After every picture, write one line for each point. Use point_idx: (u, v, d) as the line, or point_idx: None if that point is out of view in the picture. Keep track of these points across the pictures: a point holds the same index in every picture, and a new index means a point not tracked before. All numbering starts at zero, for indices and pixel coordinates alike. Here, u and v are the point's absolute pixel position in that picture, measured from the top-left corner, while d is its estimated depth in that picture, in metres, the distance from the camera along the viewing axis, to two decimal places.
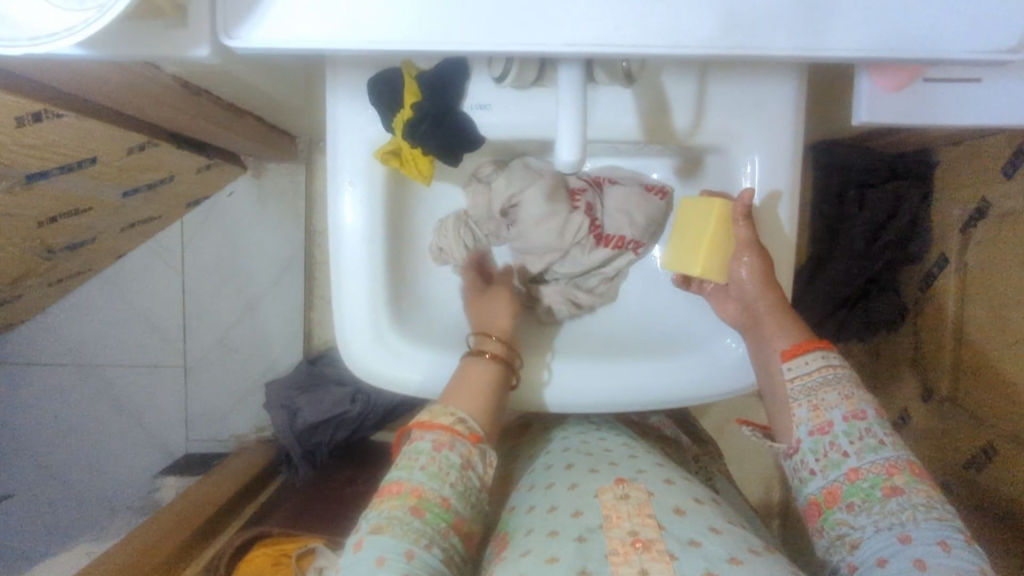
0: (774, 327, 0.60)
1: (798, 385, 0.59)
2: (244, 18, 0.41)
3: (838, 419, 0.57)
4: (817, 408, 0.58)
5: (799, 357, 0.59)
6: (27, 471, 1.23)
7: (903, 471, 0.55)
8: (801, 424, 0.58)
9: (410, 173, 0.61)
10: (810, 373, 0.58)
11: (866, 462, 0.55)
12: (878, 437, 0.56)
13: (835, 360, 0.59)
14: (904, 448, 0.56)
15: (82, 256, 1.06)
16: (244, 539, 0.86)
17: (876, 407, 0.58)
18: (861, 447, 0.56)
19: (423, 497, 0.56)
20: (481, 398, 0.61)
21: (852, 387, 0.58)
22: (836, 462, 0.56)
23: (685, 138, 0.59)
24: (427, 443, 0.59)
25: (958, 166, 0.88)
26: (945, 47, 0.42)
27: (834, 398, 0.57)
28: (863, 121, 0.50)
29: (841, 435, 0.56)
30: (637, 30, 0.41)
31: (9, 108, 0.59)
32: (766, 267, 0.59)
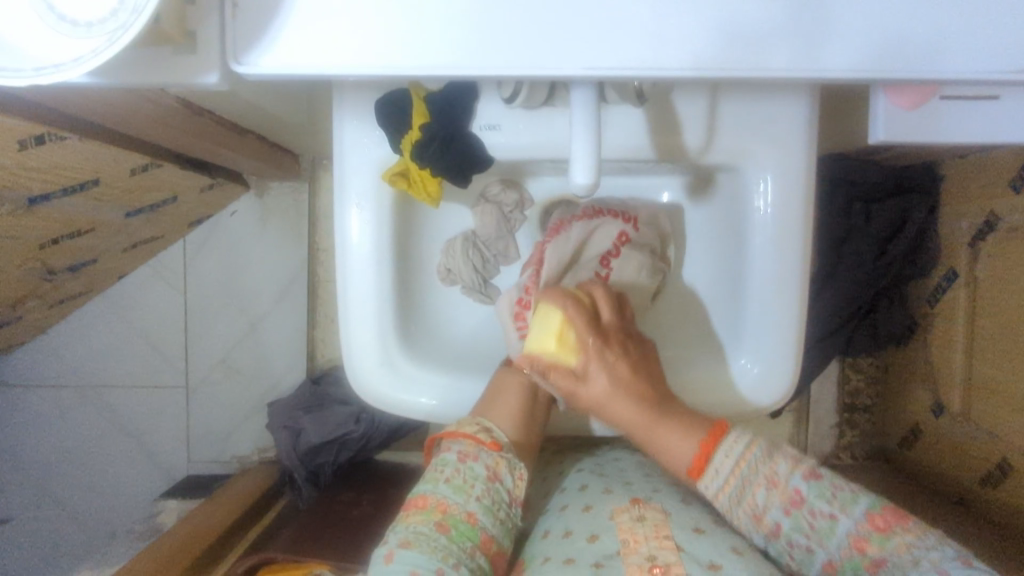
0: (670, 447, 0.57)
1: (723, 497, 0.56)
2: (254, 42, 0.41)
3: (781, 517, 0.54)
4: (753, 513, 0.55)
5: (708, 469, 0.56)
6: (26, 495, 1.21)
7: (869, 540, 0.52)
8: (753, 532, 0.56)
9: (418, 194, 0.61)
10: (726, 483, 0.55)
11: (834, 550, 0.53)
12: (827, 515, 0.53)
13: (740, 447, 0.56)
14: (856, 505, 0.53)
15: (83, 276, 1.05)
16: (247, 566, 0.84)
17: (800, 470, 0.55)
18: (819, 536, 0.53)
19: (448, 512, 0.58)
20: (517, 414, 0.66)
21: (772, 465, 0.55)
22: (807, 559, 0.54)
23: (695, 158, 0.59)
24: (452, 455, 0.62)
25: (965, 180, 0.88)
26: (958, 68, 0.42)
27: (763, 494, 0.55)
28: (879, 139, 0.50)
29: (792, 532, 0.54)
30: (651, 54, 0.41)
31: (11, 132, 0.58)
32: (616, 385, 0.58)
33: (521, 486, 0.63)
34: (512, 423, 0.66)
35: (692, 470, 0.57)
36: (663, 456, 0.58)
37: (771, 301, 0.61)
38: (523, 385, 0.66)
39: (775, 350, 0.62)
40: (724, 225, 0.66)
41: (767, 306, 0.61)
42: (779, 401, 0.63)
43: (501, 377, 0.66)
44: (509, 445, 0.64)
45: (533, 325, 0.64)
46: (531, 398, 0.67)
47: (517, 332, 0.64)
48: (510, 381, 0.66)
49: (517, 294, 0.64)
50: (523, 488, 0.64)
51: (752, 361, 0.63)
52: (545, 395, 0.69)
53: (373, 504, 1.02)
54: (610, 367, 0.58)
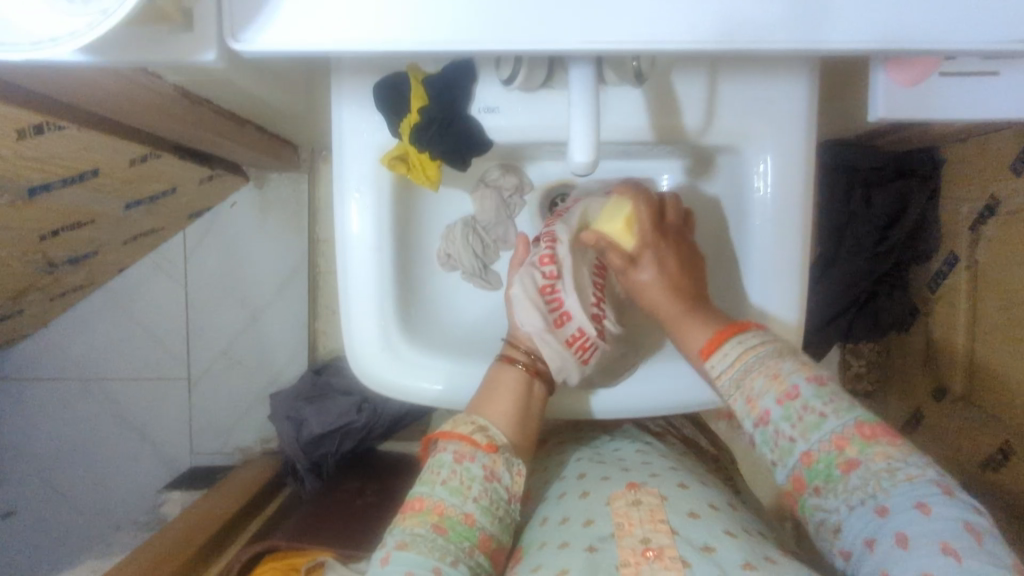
0: (688, 328, 0.59)
1: (726, 381, 0.56)
2: (251, 20, 0.41)
3: (773, 405, 0.53)
4: (749, 399, 0.54)
5: (717, 351, 0.56)
6: (31, 488, 1.22)
7: (852, 441, 0.50)
8: (744, 418, 0.55)
9: (418, 178, 0.60)
10: (731, 365, 0.55)
11: (813, 442, 0.51)
12: (818, 412, 0.52)
13: (753, 339, 0.56)
14: (849, 412, 0.52)
15: (84, 269, 1.05)
16: (249, 553, 0.84)
17: (805, 372, 0.54)
18: (803, 428, 0.52)
19: (445, 514, 0.58)
20: (514, 412, 0.64)
21: (778, 364, 0.54)
22: (787, 449, 0.53)
23: (695, 139, 0.58)
24: (448, 455, 0.61)
25: (966, 164, 0.87)
26: (959, 41, 0.42)
27: (762, 384, 0.54)
28: (880, 117, 0.50)
29: (780, 421, 0.53)
30: (650, 28, 0.41)
31: (10, 120, 0.58)
32: (665, 278, 0.61)
33: (518, 484, 0.63)
34: (508, 422, 0.64)
35: (703, 353, 0.58)
36: (686, 346, 0.60)
37: (773, 283, 0.61)
38: (518, 381, 0.64)
39: (777, 333, 0.61)
40: (724, 209, 0.65)
41: (768, 289, 0.61)
42: None
43: (495, 372, 0.65)
44: (507, 446, 0.64)
45: (560, 299, 0.63)
46: (528, 390, 0.65)
47: (546, 311, 0.63)
48: (505, 376, 0.64)
49: (539, 272, 0.62)
50: (522, 484, 0.64)
51: None
52: (542, 386, 0.66)
53: (374, 494, 1.03)
54: (663, 256, 0.61)
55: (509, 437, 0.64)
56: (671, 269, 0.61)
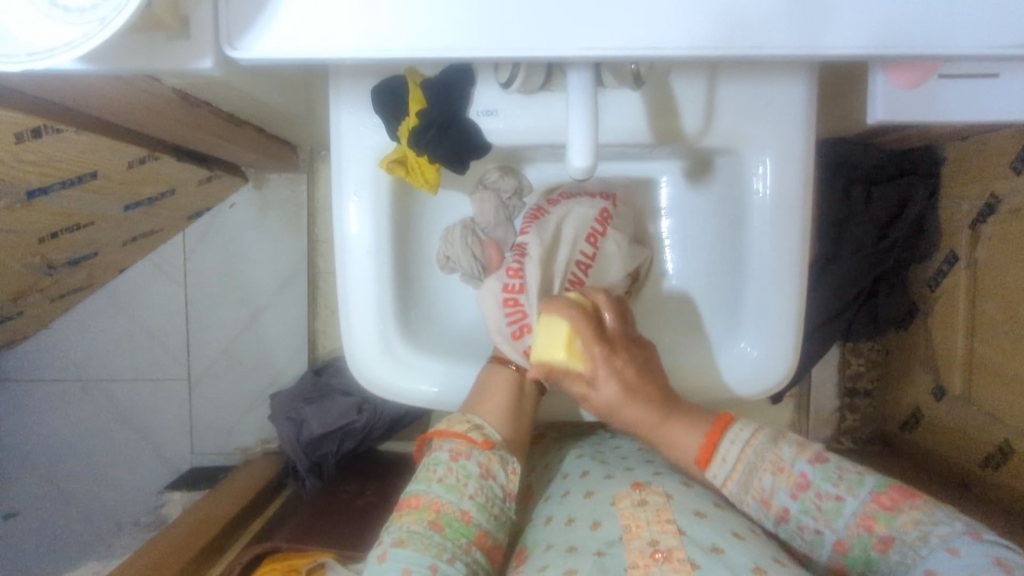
0: (680, 433, 0.61)
1: (733, 484, 0.59)
2: (247, 27, 0.40)
3: (788, 501, 0.57)
4: (763, 497, 0.58)
5: (716, 453, 0.60)
6: (33, 489, 1.22)
7: (877, 518, 0.54)
8: (764, 518, 0.59)
9: (416, 181, 0.61)
10: (733, 469, 0.59)
11: (842, 529, 0.55)
12: (833, 494, 0.55)
13: (743, 435, 0.60)
14: (862, 485, 0.55)
15: (84, 270, 1.05)
16: (252, 552, 0.85)
17: (806, 455, 0.58)
18: (825, 517, 0.55)
19: (441, 511, 0.58)
20: (506, 410, 0.65)
21: (776, 454, 0.58)
22: (818, 541, 0.56)
23: (693, 140, 0.58)
24: (444, 453, 0.62)
25: (966, 162, 0.87)
26: (959, 44, 0.42)
27: (769, 479, 0.58)
28: (878, 119, 0.50)
29: (800, 514, 0.56)
30: (648, 34, 0.40)
31: (8, 124, 0.58)
32: (630, 381, 0.61)
33: (514, 481, 0.63)
34: (501, 420, 0.65)
35: (700, 459, 0.61)
36: (672, 450, 0.62)
37: (773, 285, 0.61)
38: (511, 379, 0.65)
39: (776, 333, 0.62)
40: (724, 208, 0.65)
41: (766, 289, 0.61)
42: (778, 385, 0.63)
43: (488, 373, 0.66)
44: (502, 444, 0.64)
45: (522, 310, 0.62)
46: (520, 390, 0.66)
47: (505, 319, 0.63)
48: (498, 375, 0.65)
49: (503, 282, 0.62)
50: (517, 482, 0.64)
51: (752, 345, 0.63)
52: (533, 386, 0.68)
53: (375, 494, 1.03)
54: (620, 370, 0.60)
55: (503, 435, 0.65)
56: (640, 374, 0.61)
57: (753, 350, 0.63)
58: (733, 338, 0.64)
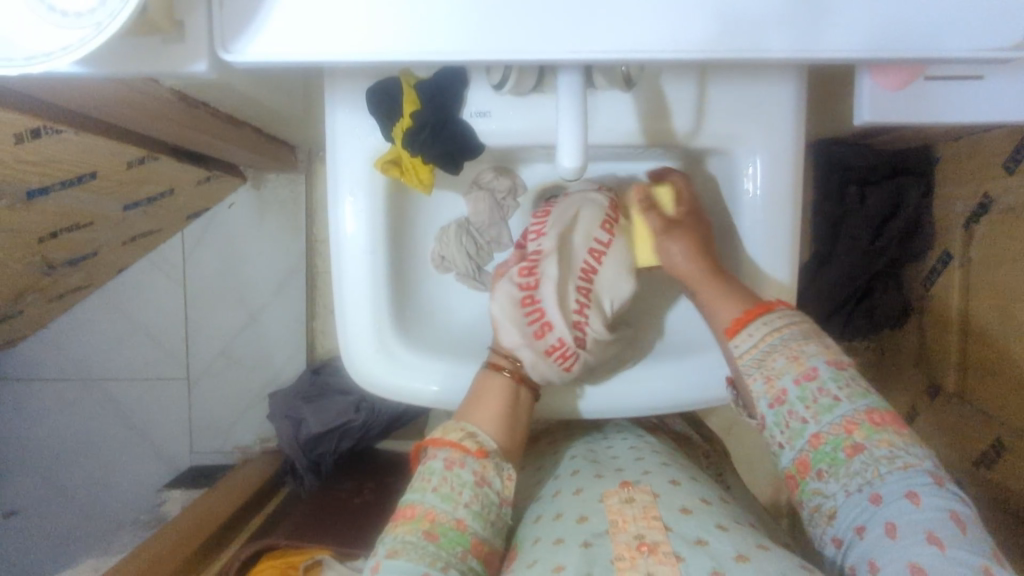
0: (716, 301, 0.60)
1: (747, 359, 0.57)
2: (241, 30, 0.41)
3: (791, 384, 0.54)
4: (769, 374, 0.56)
5: (744, 329, 0.58)
6: (33, 488, 1.23)
7: (861, 427, 0.52)
8: (759, 397, 0.56)
9: (411, 182, 0.61)
10: (755, 345, 0.57)
11: (825, 425, 0.53)
12: (833, 395, 0.53)
13: (778, 321, 0.57)
14: (862, 397, 0.53)
15: (83, 270, 1.06)
16: (250, 551, 0.85)
17: (826, 354, 0.55)
18: (815, 410, 0.54)
19: (436, 521, 0.58)
20: (500, 417, 0.65)
21: (800, 347, 0.56)
22: (798, 429, 0.54)
23: (685, 142, 0.59)
24: (439, 461, 0.62)
25: (959, 162, 0.87)
26: (944, 47, 0.42)
27: (782, 362, 0.55)
28: (865, 121, 0.50)
29: (796, 402, 0.54)
30: (636, 38, 0.41)
31: (8, 125, 0.59)
32: (694, 247, 0.61)
33: (510, 488, 0.63)
34: (496, 428, 0.65)
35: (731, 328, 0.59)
36: (708, 316, 0.61)
37: (767, 287, 0.62)
38: (506, 385, 0.65)
39: None
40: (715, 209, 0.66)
41: (759, 288, 0.62)
42: None
43: (479, 381, 0.65)
44: (498, 453, 0.64)
45: (540, 309, 0.61)
46: (514, 398, 0.65)
47: (524, 319, 0.61)
48: (491, 383, 0.65)
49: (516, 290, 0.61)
50: (514, 487, 0.64)
51: None
52: (528, 393, 0.67)
53: (372, 493, 1.04)
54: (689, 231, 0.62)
55: (499, 442, 0.65)
56: (704, 239, 0.62)
57: None
58: None
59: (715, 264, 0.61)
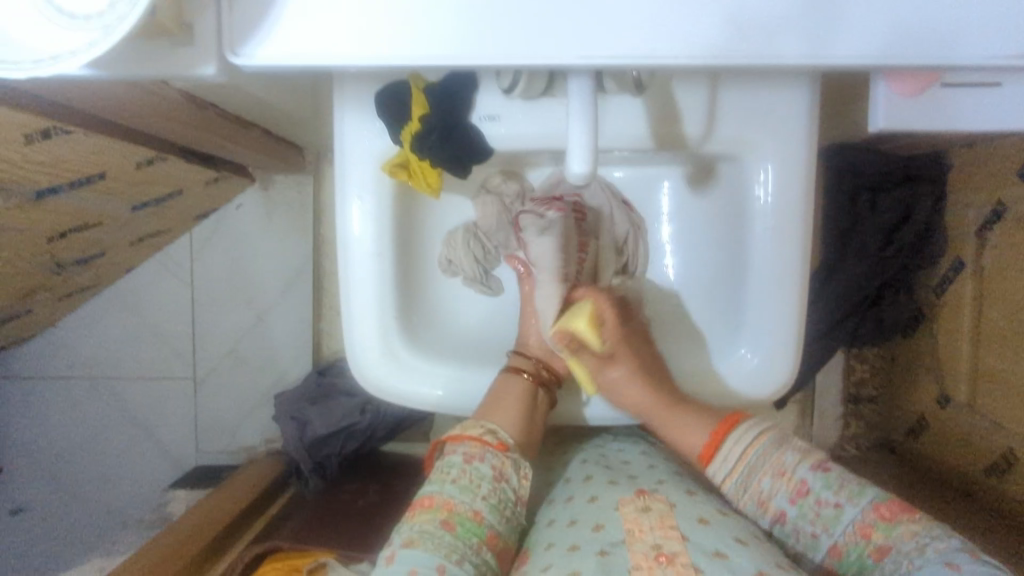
0: (688, 425, 0.66)
1: (732, 480, 0.63)
2: (251, 33, 0.41)
3: (786, 502, 0.60)
4: (760, 498, 0.62)
5: (718, 452, 0.64)
6: (40, 485, 1.23)
7: (876, 527, 0.55)
8: (760, 517, 0.62)
9: (419, 185, 0.61)
10: (734, 468, 0.63)
11: (838, 535, 0.57)
12: (832, 503, 0.58)
13: (750, 436, 0.63)
14: (863, 495, 0.57)
15: (92, 270, 1.06)
16: (252, 556, 0.85)
17: (809, 463, 0.60)
18: (823, 522, 0.58)
19: (454, 510, 0.58)
20: (519, 418, 0.66)
21: (779, 461, 0.62)
22: (813, 544, 0.59)
23: (695, 147, 0.58)
24: (458, 456, 0.62)
25: (973, 169, 0.86)
26: (960, 53, 0.42)
27: (769, 482, 0.61)
28: (880, 127, 0.50)
29: (797, 518, 0.60)
30: (646, 42, 0.41)
31: (18, 124, 0.59)
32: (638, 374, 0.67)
33: (526, 486, 0.64)
34: (515, 426, 0.65)
35: (705, 451, 0.65)
36: (680, 439, 0.67)
37: (768, 298, 0.61)
38: (525, 388, 0.67)
39: (777, 337, 0.62)
40: (722, 215, 0.65)
41: (767, 294, 0.61)
42: (778, 391, 0.63)
43: (498, 382, 0.67)
44: (516, 450, 0.64)
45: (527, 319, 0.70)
46: (531, 398, 0.67)
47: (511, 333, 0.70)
48: (510, 385, 0.66)
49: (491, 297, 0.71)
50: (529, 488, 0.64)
51: (753, 351, 0.63)
52: (545, 397, 0.69)
53: (377, 494, 1.03)
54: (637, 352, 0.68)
55: (517, 441, 0.65)
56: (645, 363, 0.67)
57: (753, 356, 0.63)
58: (734, 346, 0.64)
59: (672, 389, 0.67)
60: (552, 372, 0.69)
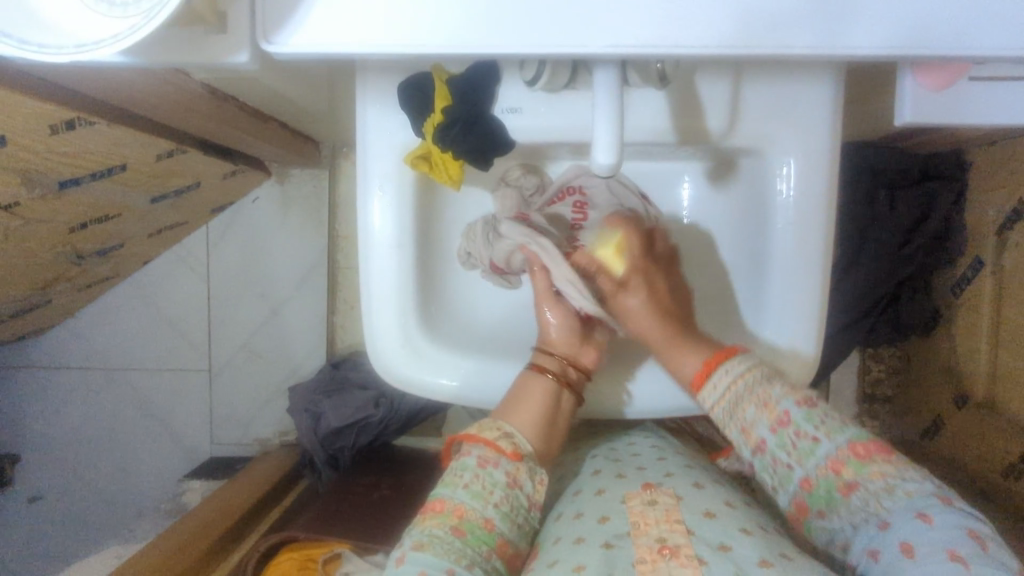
0: (681, 354, 0.62)
1: (719, 410, 0.60)
2: (284, 23, 0.41)
3: (768, 433, 0.58)
4: (742, 426, 0.59)
5: (709, 380, 0.60)
6: (57, 474, 1.25)
7: (847, 464, 0.55)
8: (742, 447, 0.60)
9: (440, 177, 0.61)
10: (723, 396, 0.60)
11: (811, 469, 0.56)
12: (811, 437, 0.56)
13: (740, 368, 0.59)
14: (840, 432, 0.56)
15: (110, 261, 1.07)
16: (268, 544, 0.86)
17: (795, 396, 0.58)
18: (799, 455, 0.57)
19: (465, 517, 0.58)
20: (538, 423, 0.64)
21: (769, 392, 0.58)
22: (785, 476, 0.58)
23: (717, 141, 0.58)
24: (472, 459, 0.62)
25: (993, 167, 0.86)
26: (988, 45, 0.41)
27: (752, 412, 0.59)
28: (906, 120, 0.49)
29: (777, 449, 0.58)
30: (673, 32, 0.41)
31: (43, 115, 0.60)
32: (652, 300, 0.64)
33: (541, 492, 0.63)
34: (532, 430, 0.64)
35: (696, 381, 0.62)
36: (675, 372, 0.63)
37: (789, 291, 0.61)
38: (548, 390, 0.64)
39: (797, 331, 0.62)
40: (743, 214, 0.65)
41: (789, 287, 0.61)
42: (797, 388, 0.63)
43: (521, 382, 0.65)
44: (531, 455, 0.64)
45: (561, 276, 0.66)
46: (554, 403, 0.64)
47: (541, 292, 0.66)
48: (534, 385, 0.64)
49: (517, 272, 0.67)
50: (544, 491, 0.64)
51: (773, 347, 0.63)
52: (569, 402, 0.66)
53: (389, 488, 1.04)
54: (651, 281, 0.65)
55: (533, 446, 0.64)
56: (660, 294, 0.65)
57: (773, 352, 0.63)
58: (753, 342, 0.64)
59: (678, 325, 0.64)
60: (579, 369, 0.65)
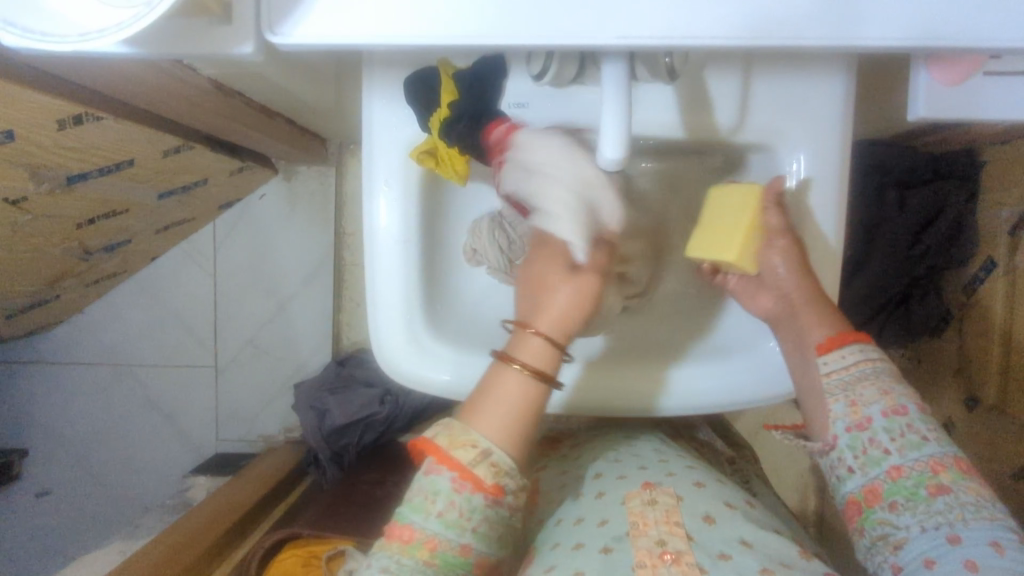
0: (813, 319, 0.55)
1: (835, 379, 0.52)
2: (288, 14, 0.41)
3: (878, 415, 0.51)
4: (852, 403, 0.52)
5: (837, 350, 0.53)
6: (63, 470, 1.26)
7: (948, 469, 0.49)
8: (838, 418, 0.52)
9: (446, 173, 0.60)
10: (848, 368, 0.52)
11: (909, 460, 0.49)
12: (921, 434, 0.50)
13: (871, 353, 0.53)
14: (950, 444, 0.50)
15: (117, 257, 1.07)
16: (272, 541, 0.86)
17: (915, 397, 0.51)
18: (901, 445, 0.50)
19: (438, 549, 0.52)
20: (520, 429, 0.54)
21: (891, 383, 0.52)
22: (875, 459, 0.50)
23: (727, 137, 0.58)
24: (445, 482, 0.52)
25: (1007, 166, 0.84)
26: (1008, 38, 0.40)
27: (871, 393, 0.51)
28: (920, 115, 0.49)
29: (881, 431, 0.50)
30: (682, 23, 0.40)
31: (51, 109, 0.60)
32: (799, 259, 0.56)
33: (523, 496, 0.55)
34: (513, 443, 0.53)
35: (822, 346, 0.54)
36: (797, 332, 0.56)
37: None
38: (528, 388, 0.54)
39: None
40: None
41: None
42: None
43: (498, 377, 0.54)
44: (513, 473, 0.53)
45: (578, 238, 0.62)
46: (537, 400, 0.55)
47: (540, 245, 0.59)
48: (511, 381, 0.54)
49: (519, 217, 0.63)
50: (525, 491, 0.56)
51: None
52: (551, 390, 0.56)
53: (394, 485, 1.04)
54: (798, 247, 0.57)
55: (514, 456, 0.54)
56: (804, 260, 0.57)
57: None
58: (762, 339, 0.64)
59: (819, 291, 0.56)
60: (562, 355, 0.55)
